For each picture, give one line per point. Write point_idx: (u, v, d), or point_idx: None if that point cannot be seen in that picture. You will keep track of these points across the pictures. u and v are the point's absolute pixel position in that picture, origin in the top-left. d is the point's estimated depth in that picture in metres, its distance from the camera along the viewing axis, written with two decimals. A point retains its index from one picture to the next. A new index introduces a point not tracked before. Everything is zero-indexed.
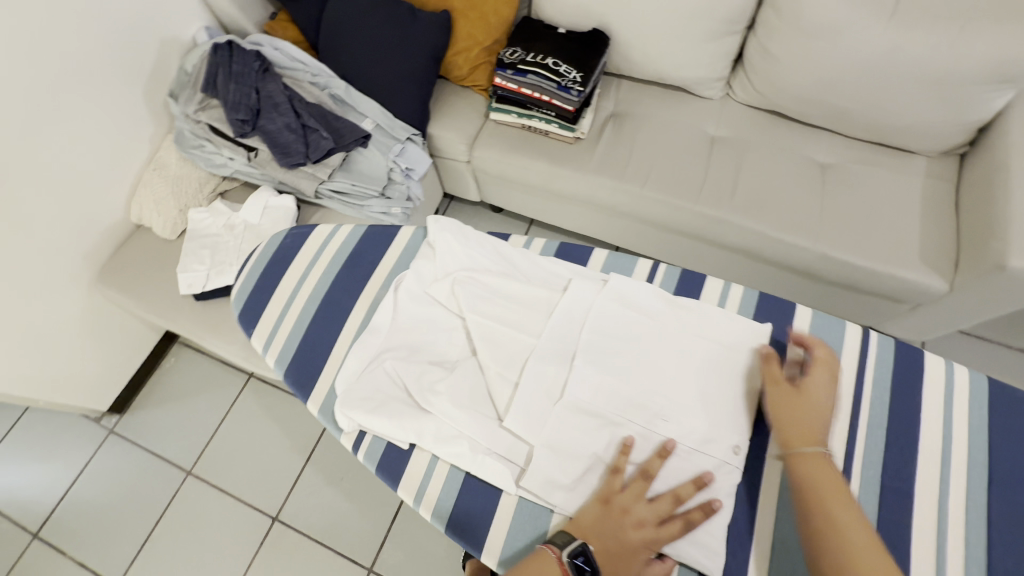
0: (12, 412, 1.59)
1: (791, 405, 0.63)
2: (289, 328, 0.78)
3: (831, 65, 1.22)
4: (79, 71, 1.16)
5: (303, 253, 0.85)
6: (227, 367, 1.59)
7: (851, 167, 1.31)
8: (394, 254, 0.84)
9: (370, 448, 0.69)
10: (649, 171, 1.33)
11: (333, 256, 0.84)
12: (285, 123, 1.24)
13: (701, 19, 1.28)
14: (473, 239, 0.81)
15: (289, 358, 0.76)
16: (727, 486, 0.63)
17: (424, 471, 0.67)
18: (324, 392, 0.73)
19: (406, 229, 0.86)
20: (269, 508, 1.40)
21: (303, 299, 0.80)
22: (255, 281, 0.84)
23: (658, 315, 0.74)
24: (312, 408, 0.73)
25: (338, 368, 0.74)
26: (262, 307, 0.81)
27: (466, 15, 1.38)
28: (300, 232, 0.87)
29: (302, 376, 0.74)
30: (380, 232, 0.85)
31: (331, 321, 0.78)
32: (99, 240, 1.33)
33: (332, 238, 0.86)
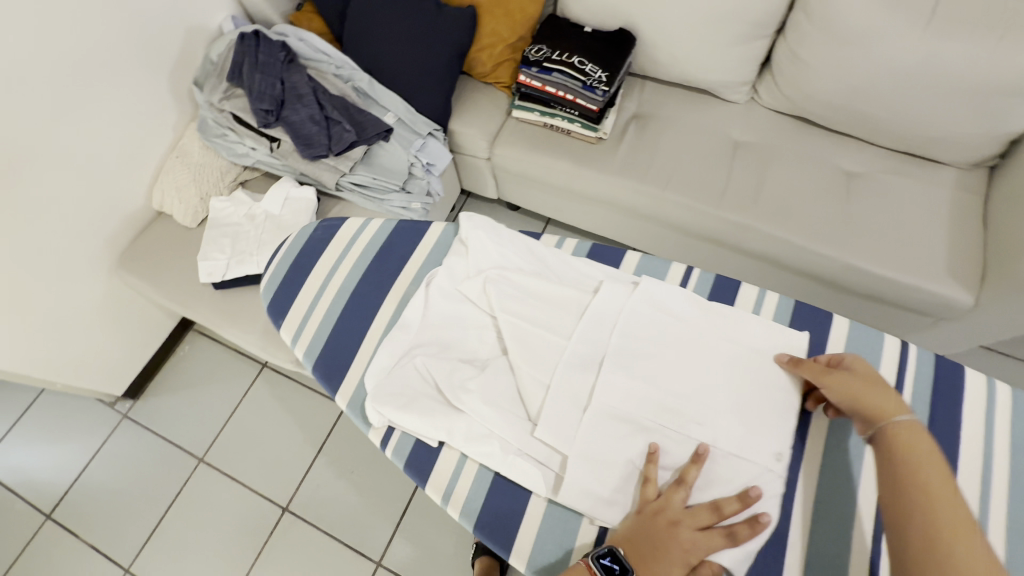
0: (28, 394, 1.60)
1: (858, 389, 0.62)
2: (317, 321, 0.79)
3: (862, 72, 1.20)
4: (106, 57, 1.17)
5: (333, 247, 0.85)
6: (241, 357, 1.60)
7: (878, 176, 1.30)
8: (423, 250, 0.84)
9: (398, 445, 0.69)
10: (671, 174, 1.32)
11: (363, 251, 0.84)
12: (308, 114, 1.24)
13: (730, 21, 1.27)
14: (506, 238, 0.81)
15: (317, 351, 0.77)
16: (771, 496, 0.62)
17: (452, 470, 0.68)
18: (353, 387, 0.73)
19: (437, 225, 0.86)
20: (280, 499, 1.40)
21: (331, 292, 0.81)
22: (283, 273, 0.84)
23: (689, 319, 0.73)
24: (341, 402, 0.73)
25: (367, 361, 0.75)
26: (291, 299, 0.81)
27: (492, 11, 1.37)
28: (330, 224, 0.87)
29: (331, 369, 0.75)
30: (410, 227, 0.85)
31: (360, 315, 0.78)
32: (120, 226, 1.34)
33: (361, 232, 0.86)
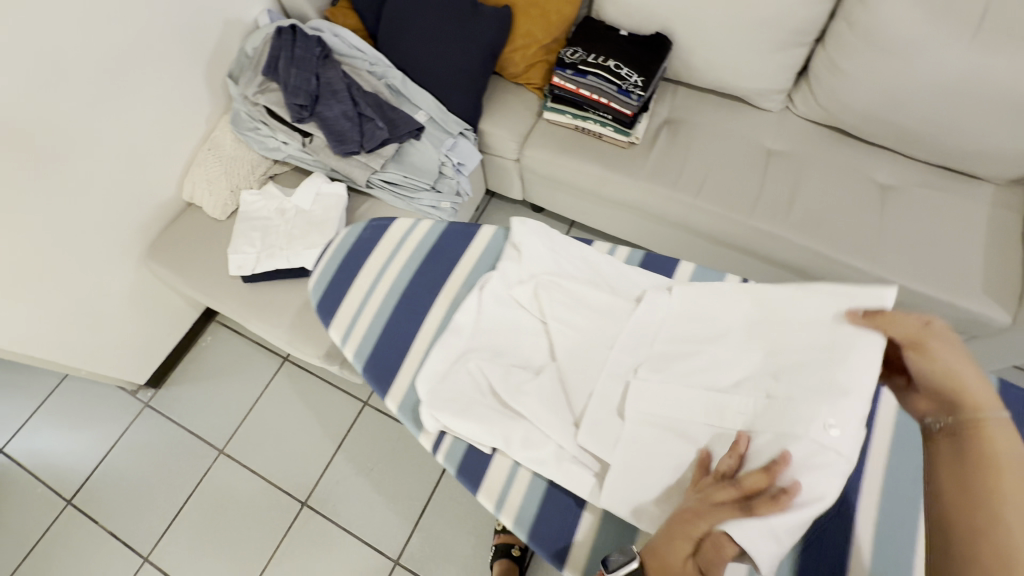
0: (51, 379, 1.61)
1: (956, 365, 0.58)
2: (366, 322, 0.79)
3: (902, 84, 1.18)
4: (145, 46, 1.17)
5: (382, 247, 0.85)
6: (263, 350, 1.60)
7: (912, 190, 1.28)
8: (471, 255, 0.84)
9: (450, 450, 0.70)
10: (703, 181, 1.31)
11: (412, 253, 0.84)
12: (342, 110, 1.24)
13: (769, 28, 1.26)
14: (559, 244, 0.81)
15: (366, 353, 0.77)
16: (829, 476, 0.53)
17: (505, 478, 0.68)
18: (403, 391, 0.73)
19: (486, 229, 0.86)
20: (299, 493, 1.41)
21: (381, 293, 0.81)
22: (331, 272, 0.84)
23: (727, 316, 0.72)
24: (391, 405, 0.73)
25: (420, 363, 0.75)
26: (339, 298, 0.82)
27: (528, 12, 1.37)
28: (379, 224, 0.87)
29: (381, 372, 0.75)
30: (461, 230, 0.86)
31: (410, 318, 0.79)
32: (149, 216, 1.34)
33: (410, 234, 0.86)
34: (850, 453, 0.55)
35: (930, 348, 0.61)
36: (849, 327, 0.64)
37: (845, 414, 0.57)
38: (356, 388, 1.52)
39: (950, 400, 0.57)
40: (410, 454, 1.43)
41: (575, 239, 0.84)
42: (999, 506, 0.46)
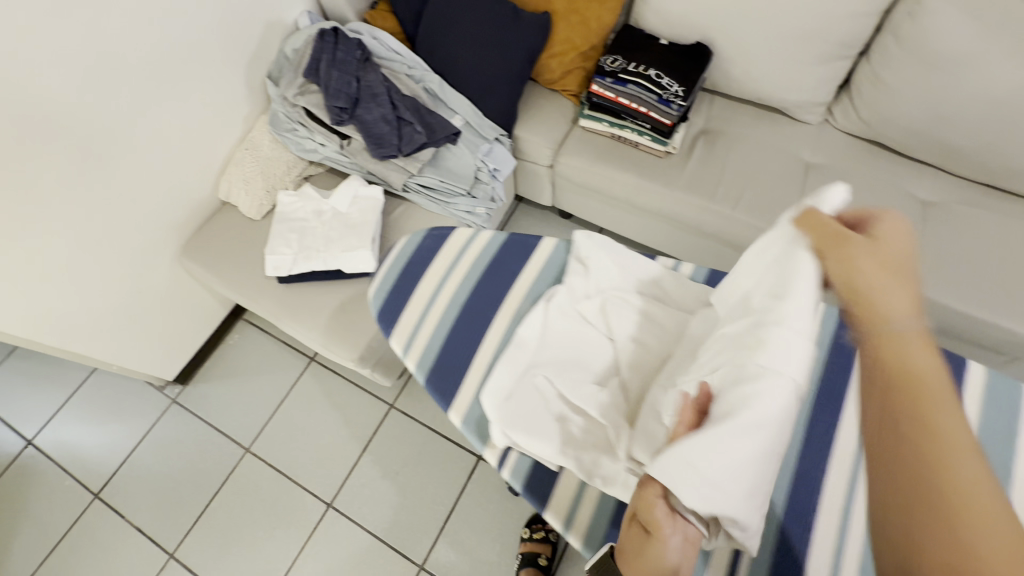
0: (80, 372, 1.63)
1: (869, 271, 0.52)
2: (427, 332, 0.79)
3: (949, 100, 1.17)
4: (189, 45, 1.18)
5: (443, 256, 0.86)
6: (290, 349, 1.61)
7: (955, 207, 1.25)
8: (534, 268, 0.83)
9: (515, 466, 0.70)
10: (741, 193, 1.29)
11: (472, 263, 0.85)
12: (381, 114, 1.24)
13: (813, 40, 1.24)
14: (625, 258, 0.80)
15: (429, 364, 0.77)
16: (762, 394, 0.53)
17: (573, 495, 0.68)
18: (467, 404, 0.74)
19: (547, 241, 0.86)
20: (324, 494, 1.41)
21: (445, 302, 0.81)
22: (392, 281, 0.84)
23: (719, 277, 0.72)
24: (455, 418, 0.74)
25: (485, 375, 0.75)
26: (401, 308, 0.82)
27: (568, 19, 1.37)
28: (440, 233, 0.88)
29: (444, 383, 0.75)
30: (520, 242, 0.85)
31: (472, 329, 0.79)
32: (186, 214, 1.35)
33: (470, 246, 0.86)
34: (788, 368, 0.54)
35: (845, 255, 0.55)
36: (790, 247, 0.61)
37: (784, 331, 0.56)
38: (382, 391, 1.52)
39: (854, 314, 0.51)
40: (435, 460, 1.43)
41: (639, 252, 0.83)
42: (923, 441, 0.41)
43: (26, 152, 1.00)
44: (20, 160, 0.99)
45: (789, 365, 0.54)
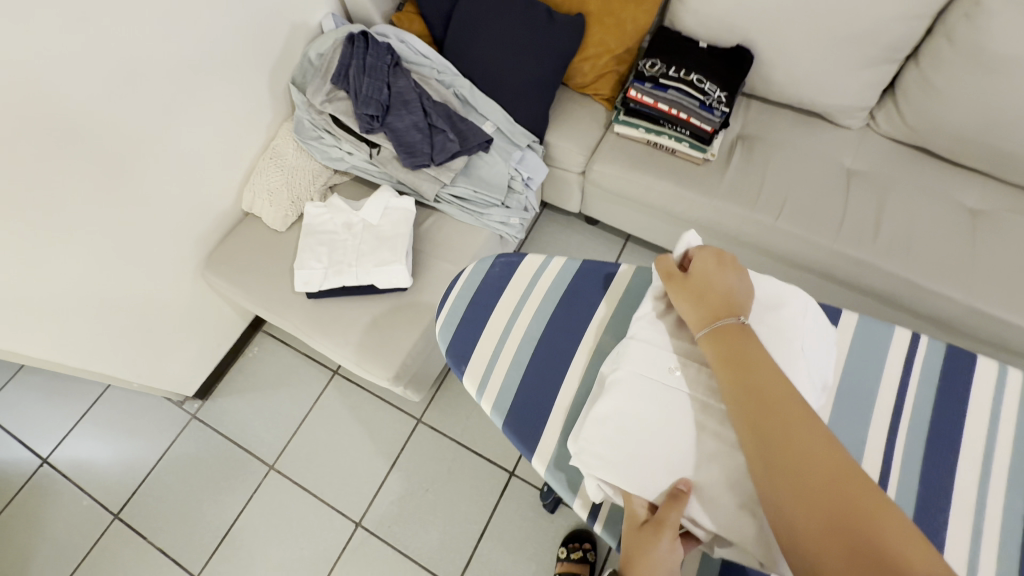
0: (96, 387, 1.58)
1: (687, 292, 0.63)
2: (502, 369, 0.71)
3: (1004, 105, 1.12)
4: (213, 50, 1.12)
5: (514, 286, 0.77)
6: (312, 363, 1.56)
7: (1006, 215, 1.21)
8: (613, 297, 0.74)
9: (609, 520, 0.62)
10: (784, 201, 1.24)
11: (548, 291, 0.76)
12: (412, 121, 1.20)
13: (861, 43, 1.20)
14: None
15: (508, 405, 0.68)
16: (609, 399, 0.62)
17: None
18: (553, 448, 0.65)
19: (625, 267, 0.77)
20: (353, 513, 1.37)
21: (518, 335, 0.73)
22: (461, 313, 0.76)
23: None
24: (538, 466, 0.65)
25: (570, 420, 0.66)
26: (474, 343, 0.73)
27: (603, 21, 1.32)
28: (509, 260, 0.80)
29: (525, 426, 0.66)
30: (596, 269, 0.76)
31: (553, 368, 0.70)
32: (207, 226, 1.30)
33: (542, 274, 0.78)
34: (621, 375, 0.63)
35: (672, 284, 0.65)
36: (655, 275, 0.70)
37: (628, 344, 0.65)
38: (408, 405, 1.48)
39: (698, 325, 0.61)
40: (466, 476, 1.39)
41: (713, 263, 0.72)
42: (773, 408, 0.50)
43: (47, 164, 0.94)
44: (41, 173, 0.94)
45: (635, 364, 0.63)
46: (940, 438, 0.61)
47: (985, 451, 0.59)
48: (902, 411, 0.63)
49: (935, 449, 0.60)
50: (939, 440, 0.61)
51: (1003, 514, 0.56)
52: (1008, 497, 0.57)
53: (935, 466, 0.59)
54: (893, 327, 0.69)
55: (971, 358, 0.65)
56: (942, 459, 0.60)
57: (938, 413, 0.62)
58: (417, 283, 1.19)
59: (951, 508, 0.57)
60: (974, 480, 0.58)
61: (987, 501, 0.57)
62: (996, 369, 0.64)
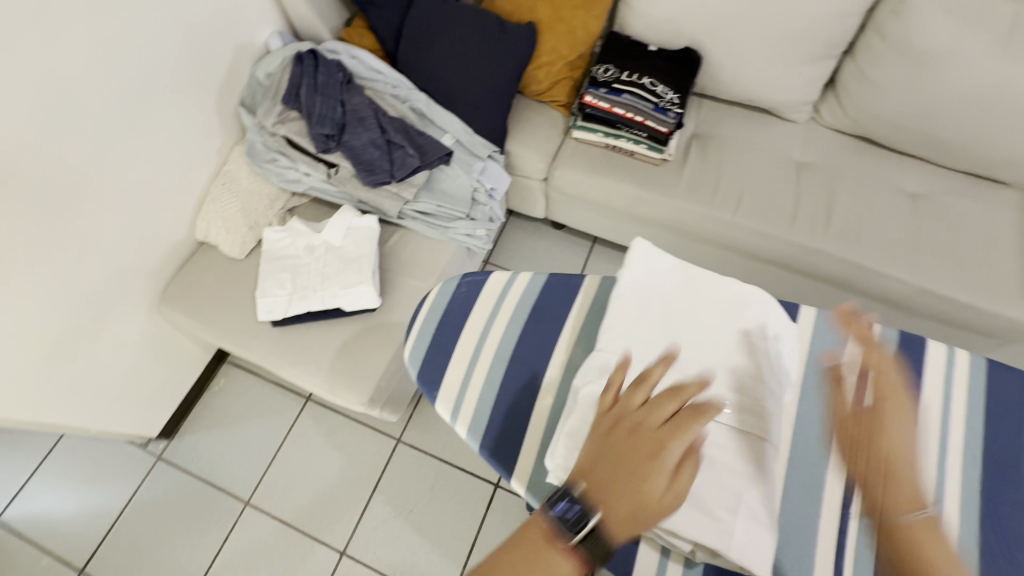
0: (48, 437, 1.48)
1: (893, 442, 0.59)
2: (476, 389, 0.70)
3: (935, 94, 1.19)
4: (154, 76, 1.07)
5: (481, 304, 0.77)
6: (283, 390, 1.51)
7: (944, 198, 1.28)
8: (581, 309, 0.74)
9: None
10: (741, 197, 1.28)
11: (516, 307, 0.76)
12: (369, 138, 1.18)
13: (801, 41, 1.25)
14: (655, 283, 0.71)
15: (482, 427, 0.68)
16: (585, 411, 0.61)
17: (656, 569, 0.61)
18: (529, 468, 0.64)
19: (590, 278, 0.77)
20: (337, 542, 1.33)
21: (488, 353, 0.72)
22: (429, 335, 0.75)
23: (665, 292, 0.70)
24: (516, 487, 0.64)
25: (546, 437, 0.66)
26: (443, 366, 0.72)
27: (554, 29, 1.33)
28: (475, 279, 0.79)
29: (501, 447, 0.66)
30: (562, 282, 0.77)
31: (524, 385, 0.69)
32: (160, 259, 1.24)
33: (510, 290, 0.77)
34: (595, 387, 0.63)
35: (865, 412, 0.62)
36: (625, 283, 0.71)
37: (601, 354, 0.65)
38: (386, 426, 1.45)
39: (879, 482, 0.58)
40: (450, 493, 1.37)
41: (677, 264, 0.73)
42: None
43: None
44: None
45: (605, 375, 0.63)
46: None
47: (941, 432, 0.63)
48: None
49: None
50: None
51: (960, 489, 0.59)
52: (965, 475, 0.60)
53: None
54: (847, 317, 0.72)
55: (921, 342, 0.68)
56: None
57: None
58: (386, 302, 1.17)
59: None
60: (934, 462, 0.61)
61: (947, 480, 0.60)
62: (945, 352, 0.67)
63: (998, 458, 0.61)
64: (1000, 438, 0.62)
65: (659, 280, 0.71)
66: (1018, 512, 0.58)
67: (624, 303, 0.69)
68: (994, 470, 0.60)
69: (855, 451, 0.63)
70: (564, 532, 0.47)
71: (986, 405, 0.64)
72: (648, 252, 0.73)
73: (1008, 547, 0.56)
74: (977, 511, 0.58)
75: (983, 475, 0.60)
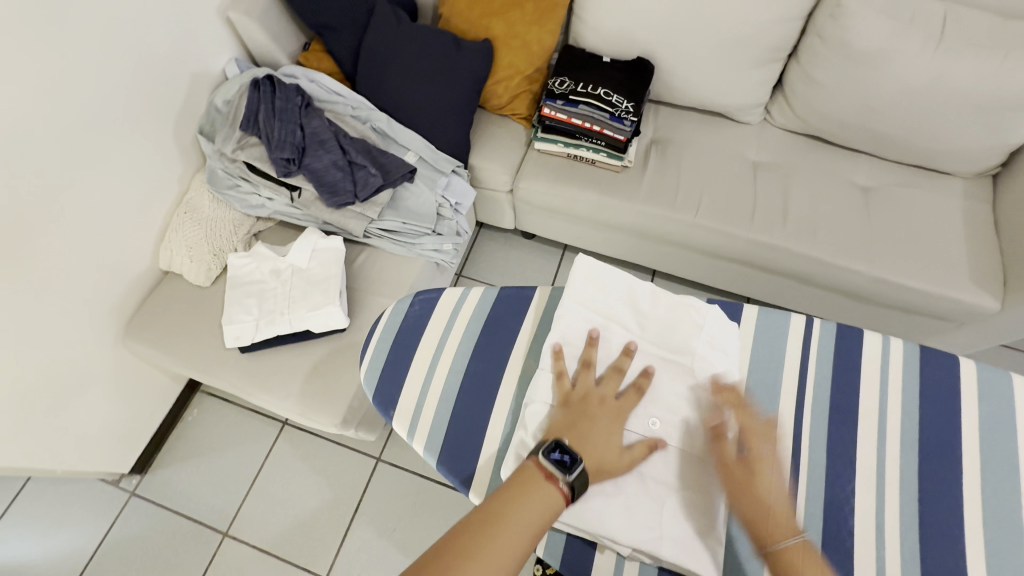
0: (14, 481, 1.44)
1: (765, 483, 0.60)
2: (435, 404, 0.71)
3: (876, 92, 1.25)
4: (109, 109, 1.07)
5: (436, 320, 0.78)
6: (259, 417, 1.49)
7: (892, 189, 1.33)
8: (534, 319, 0.76)
9: (550, 543, 0.64)
10: (700, 198, 1.31)
11: (471, 321, 0.77)
12: (331, 160, 1.19)
13: (748, 47, 1.30)
14: (599, 299, 0.72)
15: (441, 442, 0.68)
16: (531, 430, 0.64)
17: (613, 570, 0.62)
18: (488, 479, 0.65)
19: (542, 289, 0.79)
20: (320, 568, 1.31)
21: (446, 369, 0.73)
22: (387, 354, 0.76)
23: (608, 308, 0.72)
24: (476, 498, 0.65)
25: (503, 447, 0.67)
26: (401, 384, 0.73)
27: (510, 44, 1.36)
28: (429, 296, 0.80)
29: (461, 461, 0.67)
30: (515, 295, 0.78)
31: (482, 397, 0.70)
32: (123, 291, 1.22)
33: (464, 305, 0.78)
34: (537, 409, 0.65)
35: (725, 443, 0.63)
36: (567, 302, 0.72)
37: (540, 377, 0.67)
38: (366, 445, 1.44)
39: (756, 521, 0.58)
40: (434, 509, 1.36)
41: (623, 277, 0.74)
42: None
43: None
44: None
45: (547, 396, 0.66)
46: (841, 414, 0.66)
47: (880, 418, 0.65)
48: (804, 389, 0.68)
49: (839, 422, 0.65)
50: (839, 414, 0.66)
51: (901, 472, 0.62)
52: (905, 458, 0.63)
53: (841, 440, 0.64)
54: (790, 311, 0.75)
55: (860, 332, 0.71)
56: (845, 430, 0.65)
57: (837, 389, 0.67)
58: (355, 322, 1.17)
59: (857, 477, 0.62)
60: (874, 447, 0.63)
61: (887, 464, 0.62)
62: (883, 339, 0.70)
63: (935, 439, 0.64)
64: (936, 420, 0.65)
65: (600, 295, 0.73)
66: (953, 490, 0.61)
67: (564, 324, 0.70)
68: (931, 451, 0.63)
69: (800, 441, 0.65)
70: (560, 473, 0.57)
71: (922, 388, 0.67)
72: (589, 269, 0.74)
73: (945, 524, 0.59)
74: (916, 492, 0.61)
75: (921, 457, 0.63)
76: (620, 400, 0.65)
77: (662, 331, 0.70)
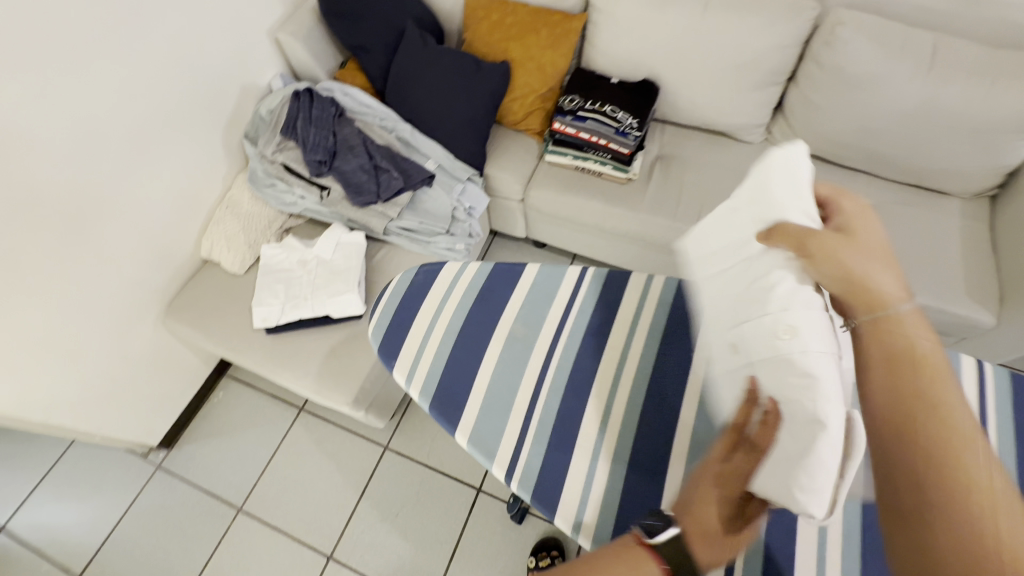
0: (55, 448, 1.56)
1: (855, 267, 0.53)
2: (429, 360, 0.79)
3: (870, 113, 1.31)
4: (171, 112, 1.23)
5: (436, 290, 0.87)
6: (278, 402, 1.59)
7: (890, 207, 1.37)
8: (522, 293, 0.85)
9: (523, 475, 0.70)
10: (699, 210, 1.39)
11: (465, 291, 0.86)
12: (359, 164, 1.32)
13: (747, 70, 1.39)
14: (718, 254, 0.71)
15: (433, 390, 0.77)
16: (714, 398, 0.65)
17: (580, 496, 0.68)
18: (473, 424, 0.74)
19: (530, 267, 0.89)
20: (325, 546, 1.37)
21: (440, 331, 0.82)
22: (390, 316, 0.85)
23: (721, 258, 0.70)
24: (460, 439, 0.74)
25: (488, 399, 0.76)
26: (400, 342, 0.82)
27: (525, 66, 1.48)
28: (431, 268, 0.89)
29: (449, 407, 0.75)
30: (507, 270, 0.88)
31: (470, 355, 0.80)
32: (167, 276, 1.35)
33: (460, 278, 0.88)
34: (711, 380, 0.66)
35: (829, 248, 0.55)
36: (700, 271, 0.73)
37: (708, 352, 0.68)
38: (375, 433, 1.52)
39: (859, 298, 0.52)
40: (436, 498, 1.42)
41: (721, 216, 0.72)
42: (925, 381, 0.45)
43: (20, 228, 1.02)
44: (16, 236, 1.01)
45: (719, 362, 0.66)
46: None
47: None
48: None
49: None
50: None
51: None
52: None
53: None
54: None
55: None
56: None
57: None
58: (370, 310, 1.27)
59: None
60: None
61: None
62: None
63: None
64: None
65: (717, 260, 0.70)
66: None
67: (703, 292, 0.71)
68: None
69: None
70: (645, 535, 0.49)
71: None
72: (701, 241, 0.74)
73: None
74: None
75: None
76: (734, 463, 0.53)
77: (739, 244, 0.68)
